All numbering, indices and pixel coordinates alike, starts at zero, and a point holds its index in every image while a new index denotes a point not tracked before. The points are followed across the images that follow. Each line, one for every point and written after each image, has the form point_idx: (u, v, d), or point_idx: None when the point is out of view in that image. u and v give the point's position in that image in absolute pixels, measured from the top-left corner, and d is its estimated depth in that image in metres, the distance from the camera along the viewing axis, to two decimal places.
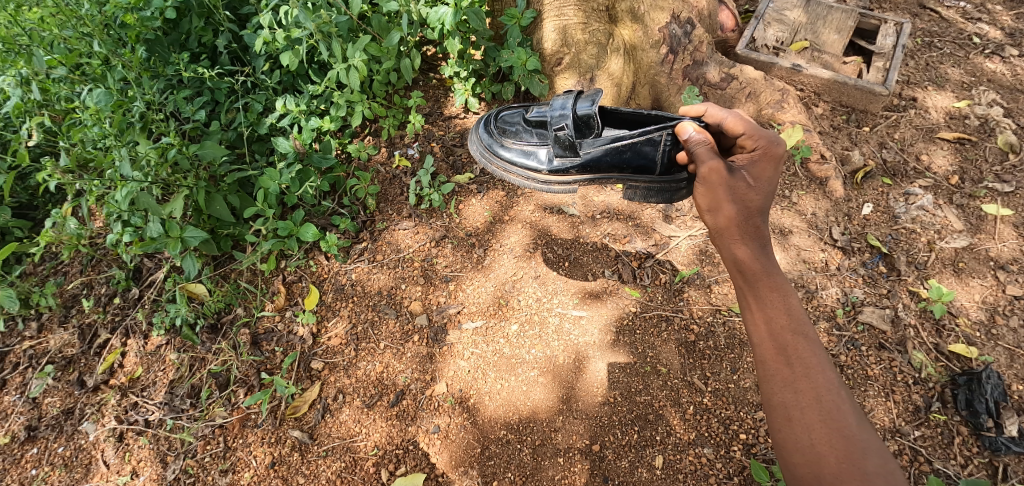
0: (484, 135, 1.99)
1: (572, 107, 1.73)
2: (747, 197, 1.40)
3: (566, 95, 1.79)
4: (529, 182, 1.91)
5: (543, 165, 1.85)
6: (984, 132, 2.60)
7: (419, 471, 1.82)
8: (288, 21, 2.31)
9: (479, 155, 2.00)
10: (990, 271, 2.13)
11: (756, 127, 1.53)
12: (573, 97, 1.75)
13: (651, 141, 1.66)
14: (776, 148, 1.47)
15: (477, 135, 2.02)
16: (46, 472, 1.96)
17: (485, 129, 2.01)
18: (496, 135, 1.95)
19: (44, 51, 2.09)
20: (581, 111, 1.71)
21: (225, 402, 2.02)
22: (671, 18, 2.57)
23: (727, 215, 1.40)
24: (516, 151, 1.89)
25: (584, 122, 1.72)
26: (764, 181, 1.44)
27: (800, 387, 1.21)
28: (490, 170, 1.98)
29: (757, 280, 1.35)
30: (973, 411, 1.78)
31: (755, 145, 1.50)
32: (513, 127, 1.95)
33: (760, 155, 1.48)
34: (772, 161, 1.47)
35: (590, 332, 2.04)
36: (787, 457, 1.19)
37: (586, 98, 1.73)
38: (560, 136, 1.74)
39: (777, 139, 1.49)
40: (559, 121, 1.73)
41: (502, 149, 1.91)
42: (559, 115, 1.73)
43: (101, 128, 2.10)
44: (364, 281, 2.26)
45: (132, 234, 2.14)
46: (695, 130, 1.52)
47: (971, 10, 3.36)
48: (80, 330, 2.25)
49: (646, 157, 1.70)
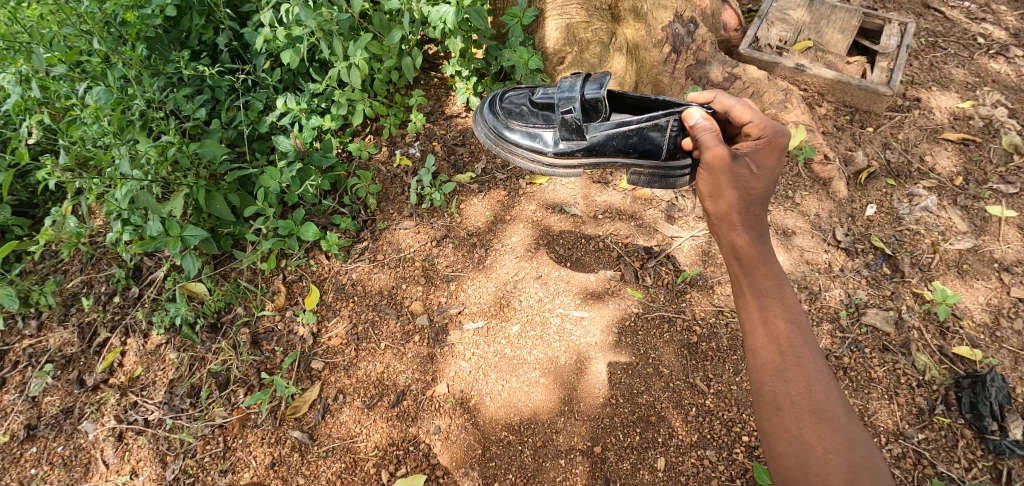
0: (489, 116, 1.96)
1: (580, 90, 1.72)
2: (750, 185, 1.40)
3: (573, 78, 1.78)
4: (534, 164, 1.87)
5: (549, 147, 1.82)
6: (989, 133, 2.59)
7: (420, 472, 1.81)
8: (289, 19, 2.29)
9: (483, 136, 1.97)
10: (994, 273, 2.11)
11: (762, 116, 1.51)
12: (581, 80, 1.75)
13: (658, 126, 1.65)
14: (780, 138, 1.45)
15: (482, 116, 1.99)
16: (46, 471, 1.96)
17: (490, 110, 1.98)
18: (501, 115, 1.92)
19: (44, 49, 2.08)
20: (589, 94, 1.71)
21: (225, 402, 2.01)
22: (674, 17, 2.54)
23: (728, 201, 1.40)
24: (521, 133, 1.85)
25: (592, 106, 1.72)
26: (767, 170, 1.43)
27: (790, 375, 1.20)
28: (495, 152, 1.94)
29: (752, 267, 1.34)
30: (977, 414, 1.77)
31: (760, 133, 1.48)
32: (519, 109, 1.92)
33: (763, 144, 1.45)
34: (776, 150, 1.45)
35: (592, 333, 2.03)
36: (773, 447, 1.18)
37: (594, 81, 1.73)
38: (568, 119, 1.73)
39: (783, 129, 1.46)
40: (567, 104, 1.72)
41: (507, 131, 1.88)
42: (567, 97, 1.72)
43: (100, 126, 2.04)
44: (365, 281, 2.25)
45: (132, 232, 2.13)
46: (702, 117, 1.53)
47: (976, 10, 3.34)
48: (80, 329, 2.24)
49: (652, 142, 1.69)
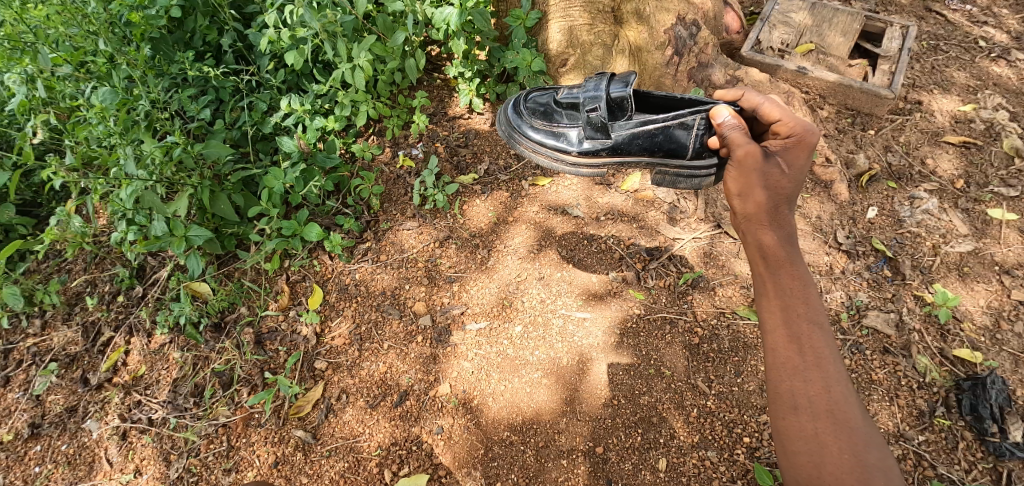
0: (512, 115, 1.97)
1: (606, 89, 1.73)
2: (779, 184, 1.41)
3: (598, 77, 1.79)
4: (557, 164, 1.88)
5: (573, 146, 1.83)
6: (991, 136, 2.59)
7: (422, 472, 1.82)
8: (293, 21, 2.29)
9: (506, 135, 1.98)
10: (995, 275, 2.12)
11: (791, 114, 1.52)
12: (606, 80, 1.76)
13: (684, 125, 1.66)
14: (811, 136, 1.47)
15: (505, 115, 2.00)
16: (50, 469, 1.97)
17: (513, 110, 1.99)
18: (524, 114, 1.92)
19: (49, 48, 2.13)
20: (615, 93, 1.72)
21: (229, 402, 2.02)
22: (676, 20, 2.55)
23: (757, 201, 1.41)
24: (545, 132, 1.87)
25: (617, 104, 1.72)
26: (796, 170, 1.45)
27: (809, 375, 1.21)
28: (517, 151, 1.95)
29: (777, 267, 1.35)
30: (977, 416, 1.77)
31: (790, 132, 1.49)
32: (543, 108, 1.93)
33: (793, 143, 1.47)
34: (806, 149, 1.47)
35: (595, 335, 2.04)
36: (787, 445, 1.20)
37: (619, 80, 1.74)
38: (593, 117, 1.74)
39: (812, 128, 1.48)
40: (592, 103, 1.73)
41: (530, 130, 1.89)
42: (592, 96, 1.74)
43: (106, 127, 2.06)
44: (367, 281, 2.26)
45: (136, 232, 2.14)
46: (729, 115, 1.54)
47: (978, 13, 3.35)
48: (84, 328, 2.26)
49: (677, 141, 1.70)
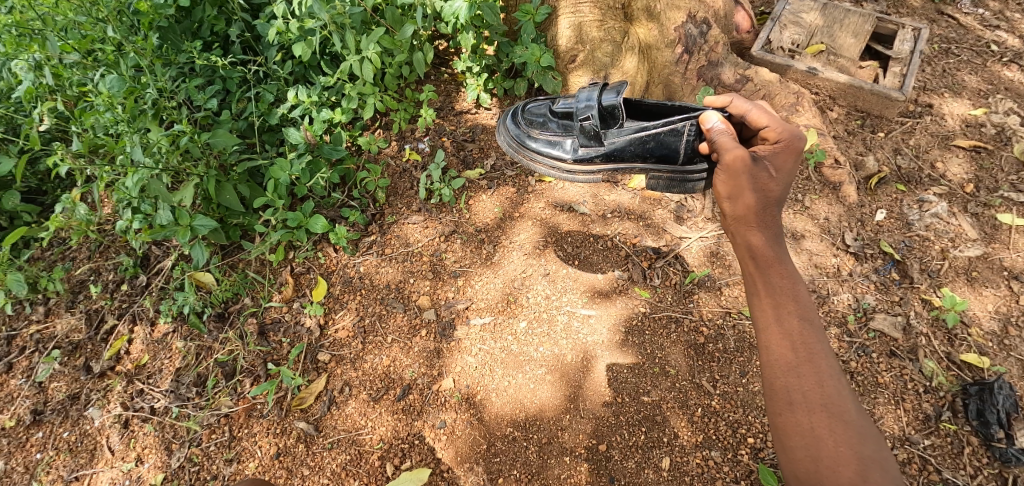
0: (512, 126, 1.98)
1: (598, 98, 1.70)
2: (768, 186, 1.39)
3: (590, 87, 1.76)
4: (554, 171, 1.88)
5: (568, 154, 1.83)
6: (1000, 140, 2.58)
7: (424, 466, 1.81)
8: (301, 12, 2.29)
9: (506, 145, 1.99)
10: (1004, 281, 2.11)
11: (778, 121, 1.52)
12: (599, 89, 1.73)
13: (675, 131, 1.64)
14: (798, 141, 1.45)
15: (504, 126, 2.02)
16: (51, 456, 1.96)
17: (512, 121, 2.00)
18: (523, 125, 1.94)
19: (57, 36, 2.09)
20: (607, 101, 1.69)
21: (231, 391, 2.02)
22: (687, 18, 2.54)
23: (747, 203, 1.39)
24: (541, 142, 1.87)
25: (609, 113, 1.70)
26: (784, 174, 1.42)
27: (804, 371, 1.21)
28: (517, 160, 1.97)
29: (767, 266, 1.34)
30: (983, 422, 1.76)
31: (777, 137, 1.49)
32: (540, 118, 1.93)
33: (781, 148, 1.44)
34: (793, 153, 1.44)
35: (600, 332, 2.03)
36: (785, 441, 1.18)
37: (611, 90, 1.71)
38: (585, 126, 1.73)
39: (799, 134, 1.46)
40: (586, 112, 1.71)
41: (528, 140, 1.90)
42: (585, 105, 1.71)
43: (112, 114, 2.01)
44: (372, 274, 2.26)
45: (141, 221, 2.10)
46: (719, 121, 1.52)
47: (990, 17, 3.33)
48: (87, 315, 2.25)
49: (668, 147, 1.68)
